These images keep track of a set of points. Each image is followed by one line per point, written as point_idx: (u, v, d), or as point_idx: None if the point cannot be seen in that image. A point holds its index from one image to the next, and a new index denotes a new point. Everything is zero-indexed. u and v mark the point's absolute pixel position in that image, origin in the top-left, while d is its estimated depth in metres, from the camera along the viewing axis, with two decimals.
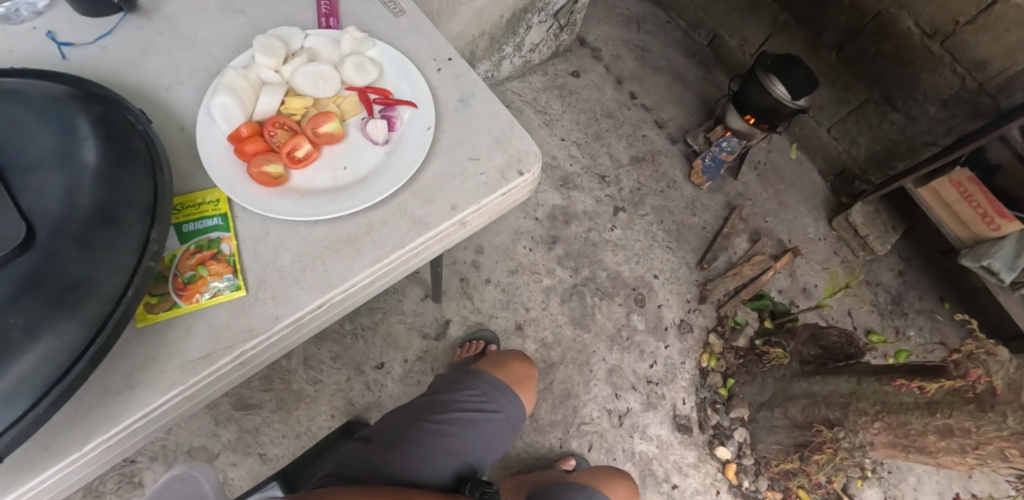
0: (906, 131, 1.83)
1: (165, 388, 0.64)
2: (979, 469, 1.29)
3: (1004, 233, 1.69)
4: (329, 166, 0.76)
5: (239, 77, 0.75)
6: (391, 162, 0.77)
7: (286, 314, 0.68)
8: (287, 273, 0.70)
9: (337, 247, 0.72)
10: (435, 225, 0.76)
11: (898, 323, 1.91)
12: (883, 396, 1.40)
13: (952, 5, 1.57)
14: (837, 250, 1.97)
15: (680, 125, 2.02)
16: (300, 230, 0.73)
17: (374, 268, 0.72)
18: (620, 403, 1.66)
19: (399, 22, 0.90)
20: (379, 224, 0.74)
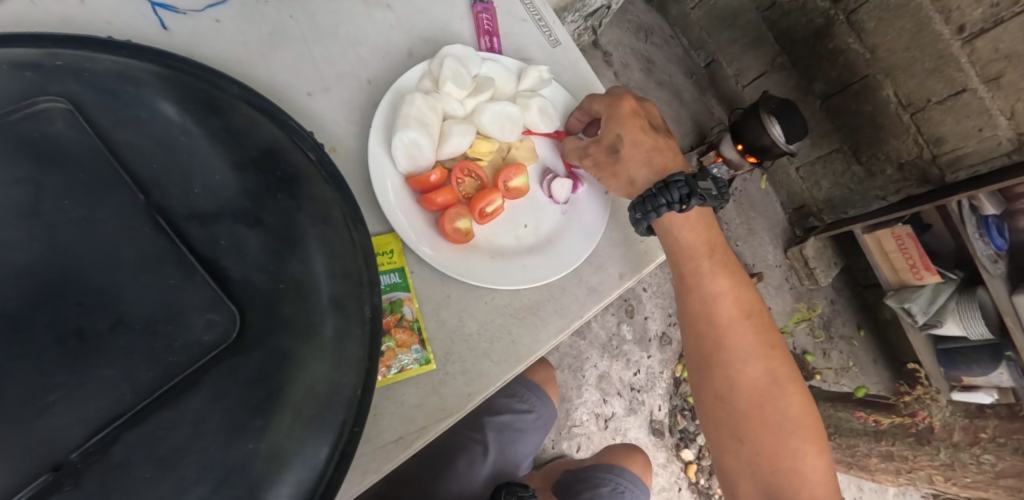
0: (863, 184, 1.75)
1: (359, 478, 0.59)
2: (904, 485, 1.56)
3: (925, 283, 1.72)
4: (510, 224, 0.72)
5: (428, 109, 0.66)
6: (571, 225, 0.74)
7: (478, 390, 0.65)
8: (475, 343, 0.67)
9: (521, 315, 0.69)
10: (607, 295, 0.75)
11: (825, 345, 2.20)
12: (838, 421, 1.64)
13: (927, 84, 1.43)
14: (787, 277, 2.18)
15: None
16: (484, 295, 0.68)
17: (556, 339, 0.70)
18: (607, 407, 1.73)
19: (556, 55, 0.83)
20: (558, 290, 0.72)
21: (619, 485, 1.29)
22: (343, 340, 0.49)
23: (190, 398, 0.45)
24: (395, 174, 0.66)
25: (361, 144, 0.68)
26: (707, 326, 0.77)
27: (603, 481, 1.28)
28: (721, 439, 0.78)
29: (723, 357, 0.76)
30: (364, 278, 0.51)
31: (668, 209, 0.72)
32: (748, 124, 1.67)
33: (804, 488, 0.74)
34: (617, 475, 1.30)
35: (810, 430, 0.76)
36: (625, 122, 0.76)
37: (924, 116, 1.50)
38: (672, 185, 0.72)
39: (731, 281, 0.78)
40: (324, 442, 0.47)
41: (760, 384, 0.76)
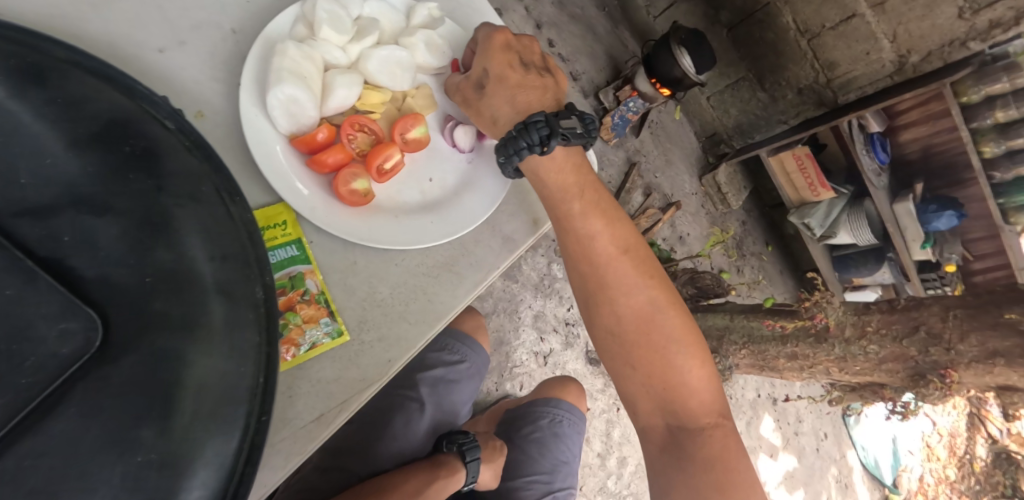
0: (767, 110, 1.82)
1: (282, 462, 0.57)
2: (808, 378, 1.71)
3: (821, 199, 1.83)
4: (413, 179, 0.69)
5: (304, 60, 0.60)
6: (477, 174, 0.71)
7: (398, 355, 0.63)
8: (389, 307, 0.64)
9: (435, 273, 0.67)
10: (522, 243, 0.74)
11: (738, 262, 2.35)
12: (751, 329, 1.75)
13: (822, 11, 1.47)
14: (702, 204, 2.27)
15: (591, 79, 1.97)
16: (394, 257, 0.65)
17: (475, 293, 0.69)
18: (544, 344, 1.77)
19: None
20: (471, 243, 0.70)
21: (556, 416, 1.32)
22: (233, 325, 0.46)
23: (69, 415, 0.41)
24: (276, 136, 0.60)
25: (231, 107, 0.61)
26: (585, 267, 0.74)
27: (542, 414, 1.31)
28: (614, 367, 0.77)
29: (604, 293, 0.74)
30: (244, 256, 0.47)
31: (528, 152, 0.67)
32: (660, 58, 1.67)
33: (691, 400, 0.74)
34: (556, 407, 1.32)
35: (695, 345, 0.75)
36: (493, 56, 0.68)
37: (819, 43, 1.55)
38: (531, 126, 0.67)
39: (604, 221, 0.73)
40: (228, 434, 0.45)
41: (644, 312, 0.74)
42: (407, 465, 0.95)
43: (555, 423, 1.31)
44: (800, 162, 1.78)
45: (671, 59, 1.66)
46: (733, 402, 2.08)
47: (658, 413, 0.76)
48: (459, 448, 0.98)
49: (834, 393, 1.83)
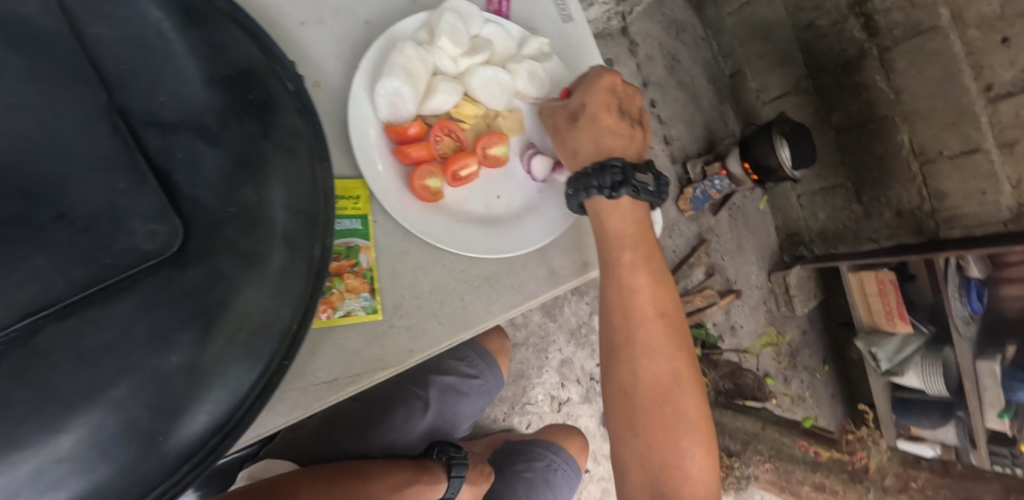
0: (859, 221, 1.75)
1: (287, 410, 0.60)
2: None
3: (896, 330, 1.72)
4: (482, 193, 0.73)
5: (417, 60, 0.66)
6: (543, 204, 0.75)
7: (421, 348, 0.66)
8: (426, 302, 0.68)
9: (477, 284, 0.70)
10: (565, 280, 0.76)
11: (787, 371, 2.23)
12: (780, 445, 1.69)
13: (943, 137, 1.42)
14: (766, 300, 2.18)
15: (682, 147, 1.95)
16: (443, 258, 0.69)
17: (508, 313, 0.71)
18: (563, 391, 1.75)
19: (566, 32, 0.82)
20: (519, 266, 0.73)
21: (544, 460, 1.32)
22: (287, 275, 0.51)
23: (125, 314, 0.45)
24: (374, 120, 0.66)
25: (345, 86, 0.68)
26: (619, 321, 0.77)
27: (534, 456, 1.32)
28: (618, 426, 0.79)
29: (629, 353, 0.77)
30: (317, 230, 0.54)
31: (597, 192, 0.72)
32: (758, 144, 1.63)
33: (683, 483, 0.76)
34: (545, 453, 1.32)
35: (702, 432, 0.77)
36: (595, 93, 0.74)
37: (933, 169, 1.49)
38: (607, 169, 0.72)
39: (649, 278, 0.77)
40: (252, 368, 0.50)
41: (661, 382, 0.76)
42: (390, 460, 0.96)
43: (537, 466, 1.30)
44: (883, 285, 1.68)
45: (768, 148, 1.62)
46: None
47: (647, 487, 0.77)
48: (448, 460, 1.00)
49: None
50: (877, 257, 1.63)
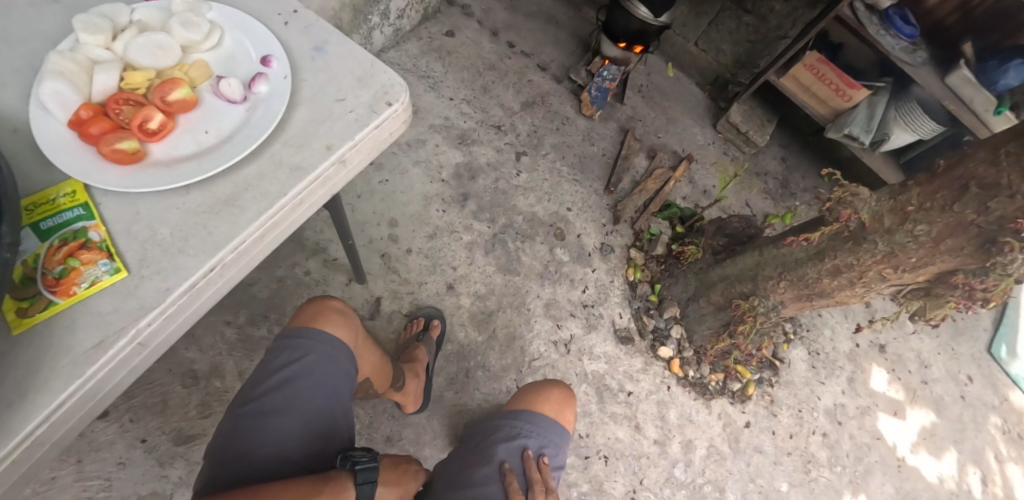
0: (760, 29, 2.00)
1: (61, 386, 0.58)
2: (868, 296, 1.45)
3: (855, 102, 1.87)
4: (187, 135, 0.73)
5: (67, 59, 0.70)
6: (253, 116, 0.73)
7: (177, 284, 0.64)
8: (168, 244, 0.66)
9: (218, 209, 0.68)
10: (310, 168, 0.71)
11: (789, 202, 2.10)
12: (782, 258, 1.53)
13: None
14: (725, 151, 2.13)
15: (561, 65, 2.12)
16: (175, 200, 0.69)
17: (259, 221, 0.68)
18: (563, 332, 1.72)
19: None
20: (255, 179, 0.70)
21: (298, 358, 1.07)
22: None
23: None
24: (59, 123, 0.69)
25: None
26: None
27: (281, 353, 1.08)
28: None
29: None
30: None
31: None
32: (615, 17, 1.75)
33: None
34: (290, 347, 1.08)
35: None
36: None
37: None
38: None
39: None
40: None
41: None
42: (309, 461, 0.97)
43: (296, 369, 1.06)
44: (817, 70, 1.84)
45: (625, 13, 1.73)
46: (823, 356, 1.96)
47: None
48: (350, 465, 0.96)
49: (902, 313, 1.47)
50: (804, 36, 1.77)
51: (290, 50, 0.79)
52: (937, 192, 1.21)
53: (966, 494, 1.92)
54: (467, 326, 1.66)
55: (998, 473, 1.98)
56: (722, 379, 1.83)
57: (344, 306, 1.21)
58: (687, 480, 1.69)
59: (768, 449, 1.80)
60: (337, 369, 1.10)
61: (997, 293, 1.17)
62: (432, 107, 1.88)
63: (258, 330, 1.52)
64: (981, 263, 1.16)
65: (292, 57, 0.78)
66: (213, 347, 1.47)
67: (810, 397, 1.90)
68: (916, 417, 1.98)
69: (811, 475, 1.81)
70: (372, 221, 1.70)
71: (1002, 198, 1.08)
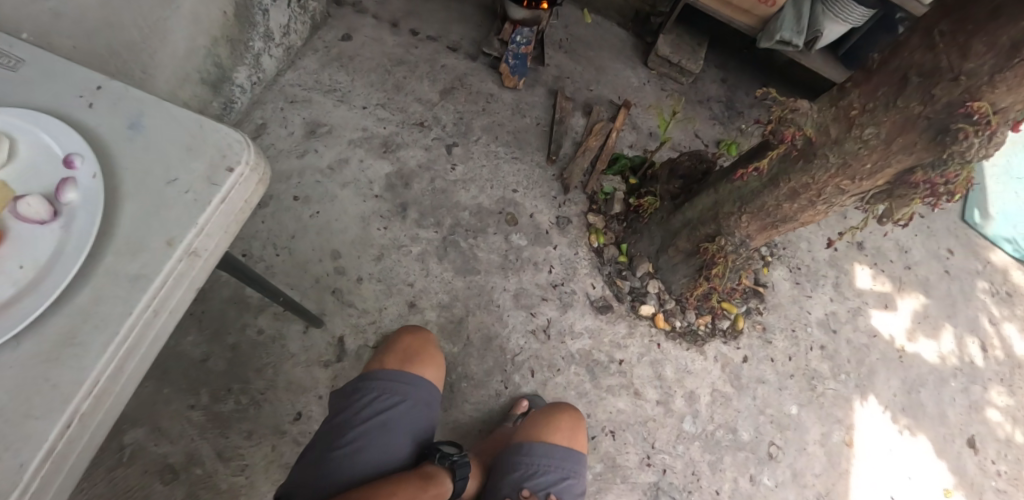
0: None
1: None
2: (832, 211, 1.38)
3: (779, 6, 1.78)
4: (2, 274, 0.67)
5: None
6: (70, 230, 0.68)
7: (31, 455, 0.60)
8: (11, 411, 0.61)
9: (57, 354, 0.64)
10: (151, 277, 0.66)
11: (738, 123, 2.03)
12: (739, 192, 1.46)
13: None
14: (662, 87, 2.05)
15: (472, 40, 1.99)
16: (7, 357, 0.64)
17: (108, 354, 0.64)
18: (539, 318, 1.66)
19: (21, 75, 0.76)
20: (93, 305, 0.66)
21: (407, 396, 1.21)
22: None
23: None
24: None
25: None
26: None
27: (389, 392, 1.20)
28: None
29: None
30: None
31: None
32: None
33: None
34: (396, 384, 1.21)
35: None
36: None
37: None
38: None
39: None
40: None
41: None
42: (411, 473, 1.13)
43: (404, 405, 1.19)
44: None
45: None
46: (803, 270, 1.92)
47: None
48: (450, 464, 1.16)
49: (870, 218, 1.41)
50: None
51: (99, 142, 0.73)
52: (877, 90, 1.14)
53: (971, 367, 1.91)
54: (439, 340, 1.58)
55: (997, 337, 1.97)
56: (711, 320, 1.78)
57: (433, 344, 1.36)
58: (698, 431, 1.67)
59: (771, 377, 1.77)
60: (431, 404, 1.25)
61: (961, 183, 1.11)
62: (346, 121, 1.76)
63: (225, 405, 1.44)
64: (937, 155, 1.09)
65: (107, 146, 0.73)
66: (182, 435, 1.40)
67: (801, 314, 1.86)
68: (908, 304, 1.95)
69: (817, 392, 1.79)
70: (314, 259, 1.60)
71: (947, 82, 1.01)
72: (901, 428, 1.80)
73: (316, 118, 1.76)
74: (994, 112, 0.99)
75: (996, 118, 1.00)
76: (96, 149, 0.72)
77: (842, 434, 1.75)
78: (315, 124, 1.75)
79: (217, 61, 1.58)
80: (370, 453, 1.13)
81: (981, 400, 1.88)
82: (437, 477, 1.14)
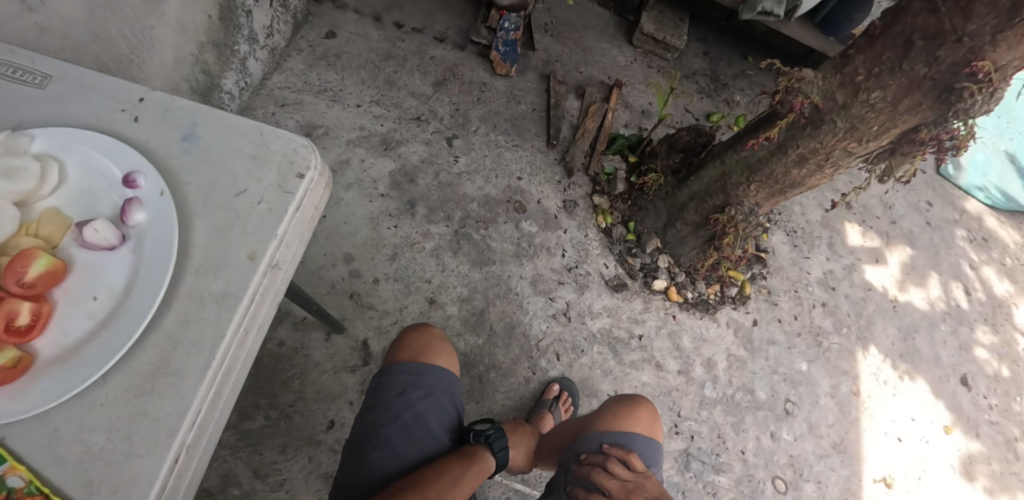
0: None
1: None
2: (839, 173, 1.44)
3: None
4: (74, 307, 0.62)
5: None
6: (142, 253, 0.64)
7: (143, 493, 0.56)
8: (112, 454, 0.57)
9: (151, 385, 0.60)
10: (241, 292, 0.63)
11: (725, 96, 2.08)
12: (746, 161, 1.51)
13: None
14: (649, 64, 2.07)
15: (458, 29, 1.98)
16: (91, 398, 0.59)
17: (207, 378, 0.60)
18: (558, 302, 1.69)
19: (51, 92, 0.71)
20: (180, 329, 0.62)
21: (430, 388, 1.10)
22: None
23: None
24: None
25: None
26: None
27: (414, 386, 1.10)
28: None
29: None
30: None
31: None
32: None
33: None
34: (419, 377, 1.11)
35: None
36: None
37: None
38: None
39: None
40: None
41: None
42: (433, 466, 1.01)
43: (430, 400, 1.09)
44: None
45: None
46: (799, 232, 2.02)
47: None
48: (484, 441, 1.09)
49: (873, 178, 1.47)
50: None
51: (153, 157, 0.69)
52: (882, 54, 1.17)
53: (958, 309, 2.02)
54: (463, 333, 1.59)
55: (978, 280, 2.09)
56: (719, 289, 1.85)
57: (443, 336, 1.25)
58: (719, 395, 1.72)
59: (780, 338, 1.84)
60: (456, 394, 1.15)
61: (966, 138, 1.15)
62: (342, 120, 1.73)
63: (255, 422, 1.42)
64: (941, 112, 1.13)
65: (163, 160, 0.69)
66: (215, 457, 1.37)
67: (801, 275, 1.95)
68: (896, 256, 2.06)
69: (824, 347, 1.86)
70: (327, 264, 1.58)
71: (950, 44, 1.04)
72: (902, 374, 1.88)
73: (311, 120, 1.71)
74: (996, 70, 1.03)
75: (997, 75, 1.03)
76: (154, 164, 0.68)
77: (850, 384, 1.83)
78: (310, 126, 1.71)
79: (205, 68, 1.51)
80: (396, 458, 1.03)
81: (970, 339, 1.99)
82: (479, 454, 1.06)
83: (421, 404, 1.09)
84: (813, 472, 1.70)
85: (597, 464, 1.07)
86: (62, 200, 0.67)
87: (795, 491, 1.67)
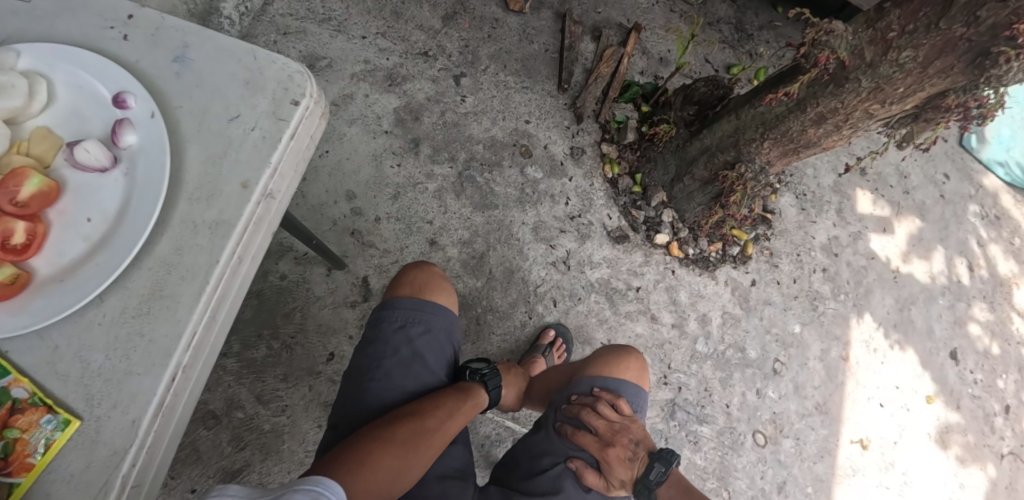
0: None
1: None
2: (856, 136, 1.40)
3: None
4: (68, 229, 0.62)
5: None
6: (134, 178, 0.64)
7: (142, 409, 0.58)
8: (110, 371, 0.59)
9: (147, 307, 0.61)
10: (235, 220, 0.63)
11: (749, 46, 1.99)
12: (764, 116, 1.47)
13: None
14: (671, 8, 1.97)
15: None
16: (88, 318, 0.60)
17: (201, 302, 0.61)
18: (558, 250, 1.70)
19: (37, 5, 0.69)
20: (175, 254, 0.62)
21: (430, 324, 1.12)
22: None
23: None
24: None
25: None
26: None
27: (414, 321, 1.11)
28: None
29: None
30: None
31: None
32: None
33: None
34: (419, 313, 1.12)
35: None
36: None
37: None
38: None
39: None
40: None
41: None
42: (430, 398, 1.04)
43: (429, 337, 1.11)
44: None
45: None
46: (809, 196, 1.99)
47: None
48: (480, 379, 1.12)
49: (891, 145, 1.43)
50: None
51: (144, 78, 0.68)
52: (920, 10, 1.10)
53: (958, 285, 2.02)
54: (462, 275, 1.61)
55: (984, 258, 2.08)
56: (721, 247, 1.84)
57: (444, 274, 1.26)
58: (710, 351, 1.76)
59: (777, 299, 1.86)
60: (454, 332, 1.16)
61: (994, 107, 1.11)
62: (347, 53, 1.68)
63: (258, 351, 1.47)
64: (973, 78, 1.08)
65: (154, 81, 0.67)
66: (219, 382, 1.43)
67: (805, 239, 1.94)
68: (903, 227, 2.04)
69: (819, 310, 1.88)
70: (329, 201, 1.58)
71: (994, 3, 0.97)
72: (893, 343, 1.91)
73: (314, 51, 1.66)
74: None
75: None
76: (146, 86, 0.67)
77: (840, 350, 1.85)
78: (314, 57, 1.66)
79: None
80: (395, 390, 1.07)
81: (965, 314, 2.00)
82: (474, 390, 1.10)
83: (420, 341, 1.11)
84: (793, 429, 1.75)
85: (587, 405, 1.11)
86: (54, 119, 0.67)
87: (774, 446, 1.73)
